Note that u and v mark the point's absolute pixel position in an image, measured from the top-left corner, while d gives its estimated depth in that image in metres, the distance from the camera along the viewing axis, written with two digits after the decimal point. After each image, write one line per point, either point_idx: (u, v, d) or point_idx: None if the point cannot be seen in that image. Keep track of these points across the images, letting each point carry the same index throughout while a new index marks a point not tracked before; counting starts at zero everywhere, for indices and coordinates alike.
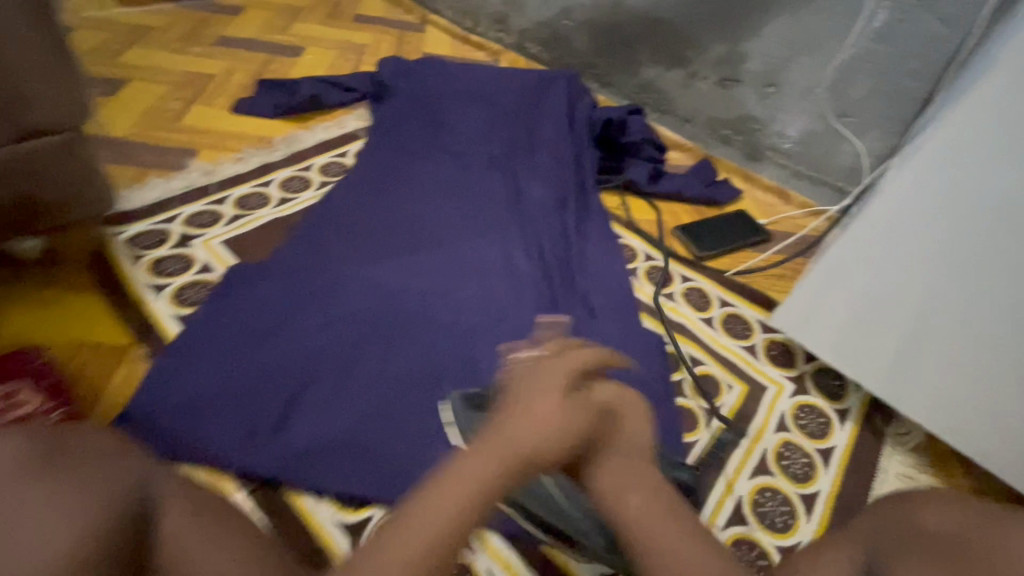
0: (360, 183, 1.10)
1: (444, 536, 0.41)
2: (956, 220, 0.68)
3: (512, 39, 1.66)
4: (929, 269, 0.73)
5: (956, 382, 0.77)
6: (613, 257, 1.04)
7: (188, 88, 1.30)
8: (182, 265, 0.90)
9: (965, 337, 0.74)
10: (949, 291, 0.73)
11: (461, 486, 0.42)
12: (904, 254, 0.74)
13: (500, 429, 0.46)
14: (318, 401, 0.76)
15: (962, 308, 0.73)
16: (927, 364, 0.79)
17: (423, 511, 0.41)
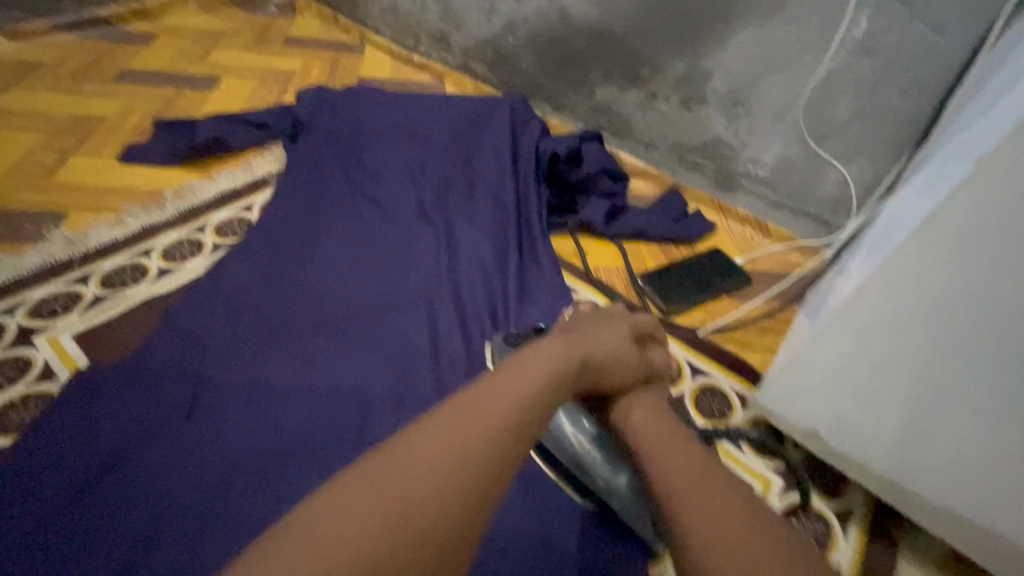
0: (260, 243, 0.92)
1: (523, 403, 0.44)
2: (996, 303, 0.47)
3: (456, 59, 1.50)
4: (945, 363, 0.53)
5: (995, 507, 0.57)
6: (559, 325, 0.87)
7: (69, 136, 1.12)
8: (17, 370, 0.72)
9: (997, 453, 0.54)
10: (974, 392, 0.53)
11: (547, 367, 0.48)
12: (918, 332, 0.54)
13: (576, 339, 0.54)
14: (166, 567, 0.59)
15: (997, 420, 0.52)
16: (949, 479, 0.59)
17: (514, 381, 0.46)
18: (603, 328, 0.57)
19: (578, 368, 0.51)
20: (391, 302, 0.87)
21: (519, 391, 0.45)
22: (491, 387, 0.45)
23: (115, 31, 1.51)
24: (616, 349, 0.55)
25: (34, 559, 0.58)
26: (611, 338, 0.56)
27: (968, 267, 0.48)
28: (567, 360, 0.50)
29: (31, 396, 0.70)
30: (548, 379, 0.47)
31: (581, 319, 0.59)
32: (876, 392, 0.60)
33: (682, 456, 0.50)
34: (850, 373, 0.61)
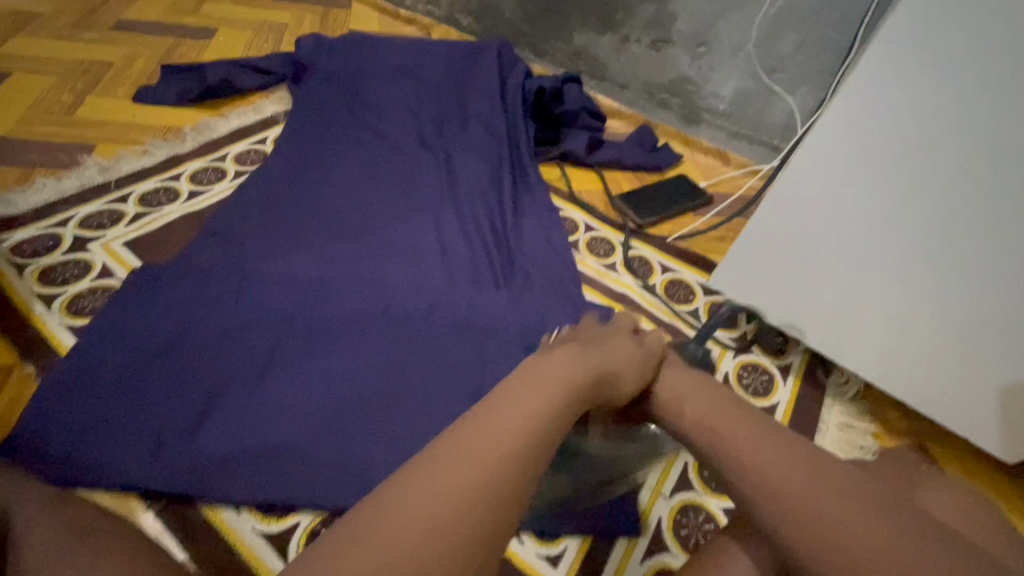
0: (279, 168, 1.02)
1: (525, 439, 0.42)
2: (892, 158, 0.63)
3: (441, 11, 1.59)
4: (859, 222, 0.69)
5: (900, 332, 0.74)
6: (548, 233, 1.01)
7: (81, 78, 1.19)
8: (80, 270, 0.82)
9: (901, 282, 0.70)
10: (879, 236, 0.69)
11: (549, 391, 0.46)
12: (835, 199, 0.69)
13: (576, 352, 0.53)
14: (233, 408, 0.70)
15: (896, 262, 0.69)
16: (865, 319, 0.76)
17: (514, 412, 0.43)
18: (605, 339, 0.57)
19: (584, 381, 0.49)
20: (401, 215, 0.99)
21: (520, 420, 0.42)
22: (486, 423, 0.42)
23: None
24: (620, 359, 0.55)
25: (119, 406, 0.68)
26: (614, 350, 0.55)
27: (874, 137, 0.63)
28: (572, 381, 0.48)
29: (96, 288, 0.81)
30: (553, 402, 0.45)
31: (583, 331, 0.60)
32: (809, 258, 0.76)
33: (683, 385, 0.57)
34: (789, 245, 0.77)
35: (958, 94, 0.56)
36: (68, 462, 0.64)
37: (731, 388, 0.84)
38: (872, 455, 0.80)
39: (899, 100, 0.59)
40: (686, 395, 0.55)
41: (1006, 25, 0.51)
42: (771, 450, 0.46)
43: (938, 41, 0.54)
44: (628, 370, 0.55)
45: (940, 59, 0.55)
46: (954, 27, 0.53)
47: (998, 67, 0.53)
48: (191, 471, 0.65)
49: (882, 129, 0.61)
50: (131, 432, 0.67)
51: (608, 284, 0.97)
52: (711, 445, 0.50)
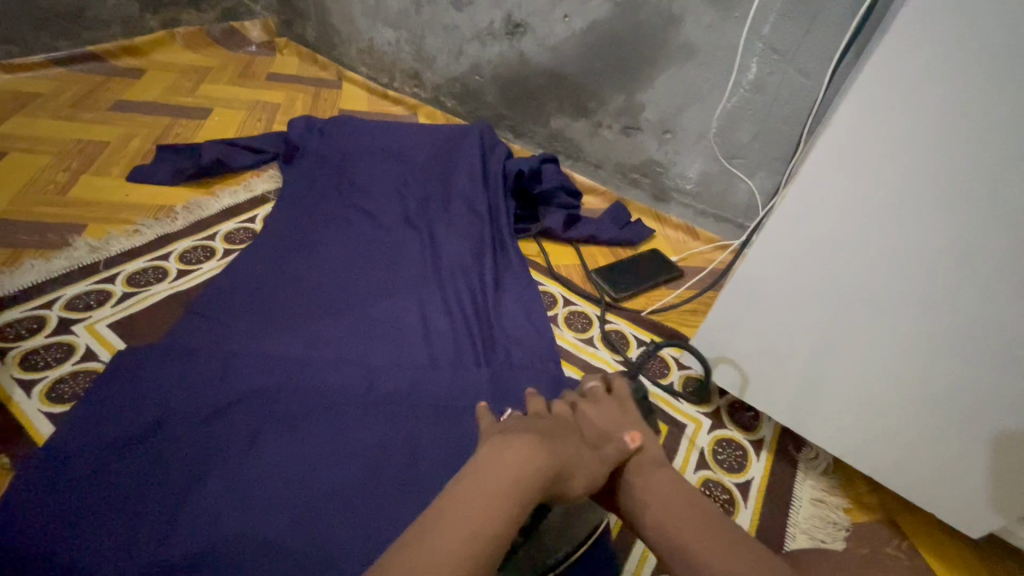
0: (268, 248, 1.06)
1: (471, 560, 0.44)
2: (843, 248, 0.68)
3: (427, 94, 1.70)
4: (821, 304, 0.74)
5: (867, 408, 0.77)
6: (529, 310, 1.05)
7: (77, 157, 1.23)
8: (62, 353, 0.83)
9: (866, 361, 0.74)
10: (839, 316, 0.73)
11: (463, 536, 0.45)
12: (797, 281, 0.74)
13: (523, 458, 0.52)
14: (215, 497, 0.70)
15: (861, 339, 0.73)
16: (836, 394, 0.79)
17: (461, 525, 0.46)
18: (562, 435, 0.58)
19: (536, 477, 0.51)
20: (385, 292, 1.03)
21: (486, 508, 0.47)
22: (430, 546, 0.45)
23: (106, 65, 1.63)
24: (572, 460, 0.56)
25: (95, 499, 0.67)
26: (567, 446, 0.57)
27: (827, 230, 0.68)
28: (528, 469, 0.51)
29: (78, 372, 0.81)
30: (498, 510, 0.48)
31: (542, 423, 0.60)
32: (782, 335, 0.80)
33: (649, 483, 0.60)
34: (759, 321, 0.81)
35: (902, 191, 0.60)
36: (39, 562, 0.62)
37: (706, 463, 0.86)
38: (845, 531, 0.81)
39: (846, 200, 0.64)
40: (657, 501, 0.58)
41: (932, 141, 0.56)
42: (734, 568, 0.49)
43: (876, 150, 0.60)
44: (582, 467, 0.56)
45: (880, 164, 0.60)
46: (889, 139, 0.58)
47: (933, 175, 0.57)
48: (165, 567, 0.63)
49: (832, 222, 0.67)
50: (108, 525, 0.66)
51: (586, 359, 1.00)
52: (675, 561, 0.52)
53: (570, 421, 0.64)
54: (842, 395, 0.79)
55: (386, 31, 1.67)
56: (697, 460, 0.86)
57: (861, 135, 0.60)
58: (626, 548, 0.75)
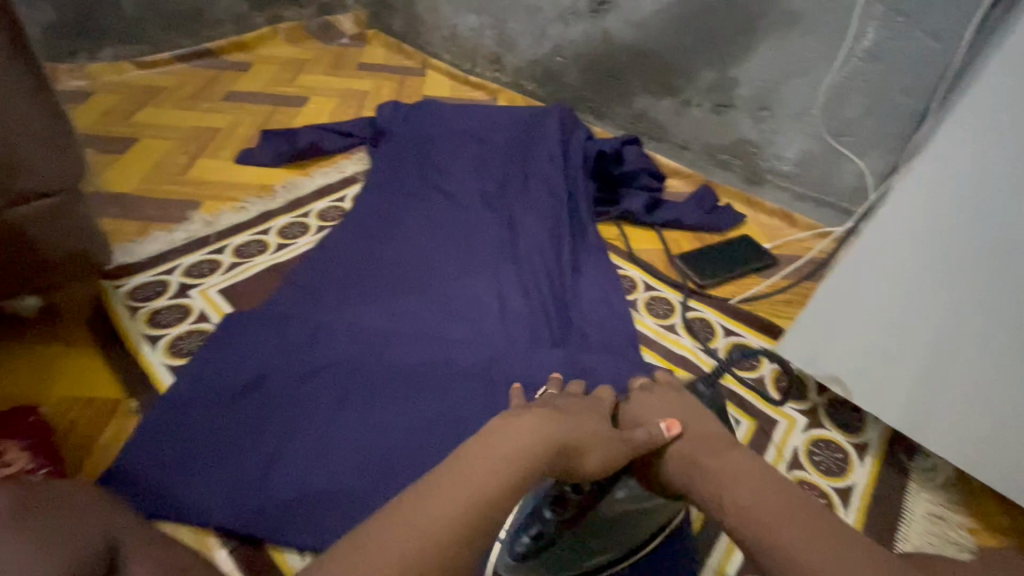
0: (355, 226, 1.11)
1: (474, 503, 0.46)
2: (980, 229, 0.59)
3: (508, 78, 1.70)
4: (947, 295, 0.64)
5: (1001, 418, 0.67)
6: (606, 292, 1.02)
7: (195, 142, 1.36)
8: (180, 314, 0.90)
9: (1003, 363, 0.63)
10: (969, 310, 0.63)
11: (477, 480, 0.47)
12: (918, 269, 0.65)
13: (532, 430, 0.53)
14: (304, 454, 0.74)
15: (998, 337, 0.62)
16: (960, 401, 0.69)
17: (476, 470, 0.48)
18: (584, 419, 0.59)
19: (550, 447, 0.52)
20: (464, 271, 1.04)
21: (503, 459, 0.49)
22: (442, 486, 0.47)
23: (220, 60, 1.79)
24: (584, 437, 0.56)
25: (206, 445, 0.74)
26: (587, 424, 0.58)
27: (960, 208, 0.59)
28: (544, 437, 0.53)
29: (193, 331, 0.88)
30: (511, 468, 0.49)
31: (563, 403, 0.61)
32: (876, 362, 0.74)
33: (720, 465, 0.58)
34: (866, 315, 0.72)
35: None
36: (160, 497, 0.69)
37: (799, 463, 0.79)
38: (969, 554, 0.72)
39: (988, 171, 0.56)
40: (724, 475, 0.56)
41: None
42: (809, 524, 0.49)
43: None
44: (599, 448, 0.57)
45: None
46: None
47: None
48: (262, 512, 0.69)
49: (968, 198, 0.58)
50: (215, 469, 0.72)
51: (666, 346, 0.96)
52: (751, 528, 0.51)
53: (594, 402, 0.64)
54: (968, 401, 0.68)
55: (470, 17, 1.70)
56: (789, 459, 0.79)
57: (999, 104, 0.53)
58: (707, 543, 0.71)
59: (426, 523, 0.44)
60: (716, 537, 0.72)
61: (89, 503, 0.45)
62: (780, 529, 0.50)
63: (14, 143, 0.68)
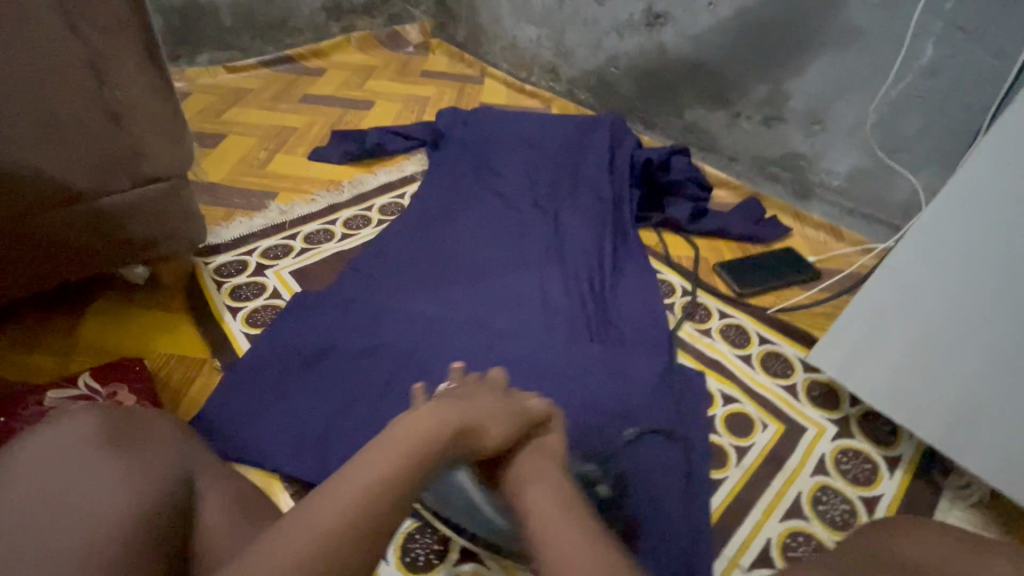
0: (412, 221, 1.20)
1: (349, 521, 0.41)
2: (1015, 246, 0.62)
3: (563, 87, 1.77)
4: (982, 310, 0.67)
5: None
6: (645, 293, 1.06)
7: (275, 140, 1.51)
8: (256, 290, 1.01)
9: None
10: (1005, 324, 0.66)
11: (362, 485, 0.43)
12: (954, 284, 0.68)
13: (413, 428, 0.48)
14: (358, 419, 0.83)
15: None
16: (998, 416, 0.71)
17: (351, 481, 0.43)
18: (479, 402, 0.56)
19: (429, 449, 0.47)
20: (509, 266, 1.11)
21: (405, 454, 0.45)
22: (324, 497, 0.42)
23: (299, 66, 1.95)
24: (484, 418, 0.54)
25: (274, 403, 0.84)
26: (472, 410, 0.54)
27: (995, 226, 0.63)
28: (415, 441, 0.47)
29: (267, 305, 0.99)
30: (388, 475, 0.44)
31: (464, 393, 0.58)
32: (915, 383, 0.77)
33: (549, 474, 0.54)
34: (903, 329, 0.75)
35: None
36: (234, 444, 0.79)
37: (825, 469, 0.81)
38: None
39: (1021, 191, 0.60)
40: (539, 485, 0.52)
41: None
42: (580, 550, 0.44)
43: None
44: (495, 425, 0.54)
45: None
46: None
47: None
48: (320, 466, 0.78)
49: (1003, 216, 0.62)
50: (281, 425, 0.82)
51: (700, 348, 0.98)
52: (544, 544, 0.47)
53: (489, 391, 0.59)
54: (1006, 417, 0.70)
55: (528, 29, 1.78)
56: (815, 465, 0.81)
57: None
58: (725, 534, 0.74)
59: (318, 524, 0.40)
60: (735, 529, 0.74)
61: (171, 439, 0.53)
62: (549, 544, 0.46)
63: (140, 135, 0.79)
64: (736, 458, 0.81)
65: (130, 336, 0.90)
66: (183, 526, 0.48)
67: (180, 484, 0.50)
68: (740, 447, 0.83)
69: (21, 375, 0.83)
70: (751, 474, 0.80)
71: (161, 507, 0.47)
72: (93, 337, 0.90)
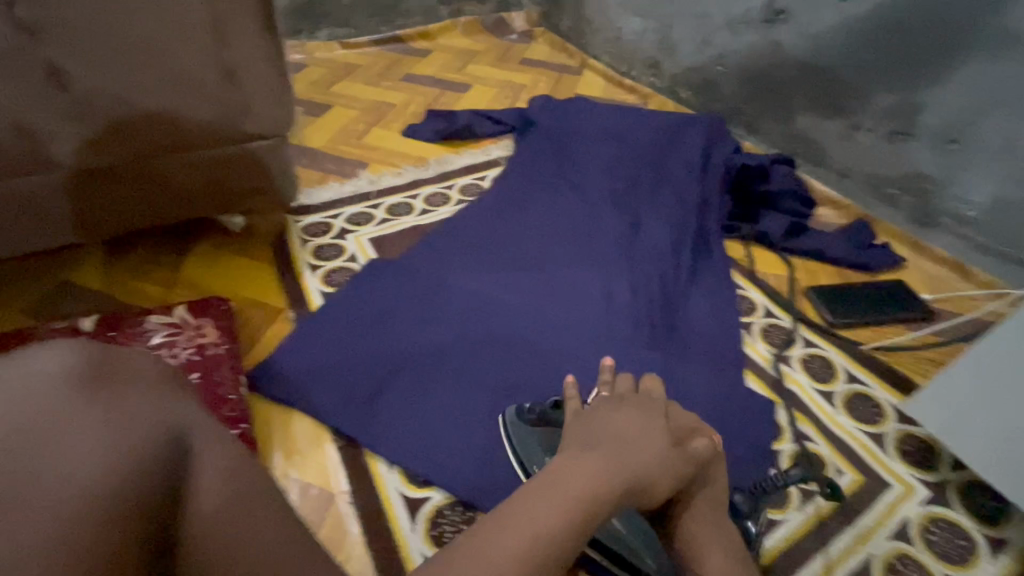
0: (488, 204, 1.21)
1: (536, 545, 0.40)
2: None
3: (663, 84, 1.69)
4: None
5: None
6: (721, 312, 0.98)
7: (373, 114, 1.58)
8: (335, 252, 1.07)
9: None
10: None
11: (547, 512, 0.42)
12: None
13: (597, 464, 0.47)
14: (409, 385, 0.85)
15: None
16: None
17: (531, 516, 0.41)
18: (641, 438, 0.53)
19: (612, 491, 0.46)
20: (578, 259, 1.07)
21: (582, 495, 0.44)
22: (510, 527, 0.40)
23: (405, 46, 2.03)
24: (655, 464, 0.52)
25: (332, 357, 0.87)
26: (645, 446, 0.52)
27: None
28: (603, 476, 0.46)
29: (342, 267, 1.04)
30: (574, 507, 0.43)
31: (620, 415, 0.56)
32: None
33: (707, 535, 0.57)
34: None
35: None
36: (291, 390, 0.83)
37: (907, 536, 0.70)
38: None
39: None
40: (706, 530, 0.58)
41: None
42: None
43: None
44: (665, 474, 0.52)
45: None
46: None
47: None
48: (366, 424, 0.80)
49: None
50: (334, 379, 0.85)
51: (775, 375, 0.89)
52: None
53: (653, 412, 0.59)
54: None
55: (634, 21, 1.72)
56: (896, 528, 0.71)
57: None
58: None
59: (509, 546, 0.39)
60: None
61: (162, 389, 0.38)
62: None
63: (250, 93, 0.83)
64: (800, 500, 0.73)
65: (220, 280, 0.98)
66: (165, 507, 0.33)
67: (172, 454, 0.35)
68: (805, 490, 0.74)
69: (130, 299, 0.93)
70: (813, 523, 0.71)
71: (141, 488, 0.32)
72: (193, 275, 0.98)
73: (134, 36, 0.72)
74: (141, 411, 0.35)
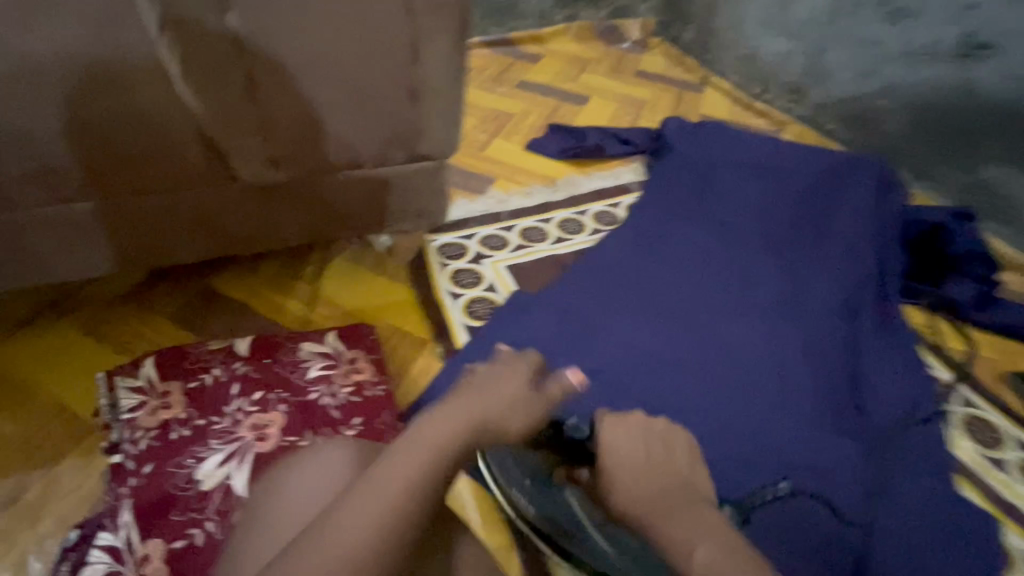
0: (629, 238, 1.11)
1: (393, 510, 0.45)
2: None
3: (805, 112, 1.54)
4: None
5: None
6: (909, 390, 0.89)
7: (492, 123, 1.51)
8: (473, 279, 1.00)
9: None
10: None
11: (396, 475, 0.47)
12: None
13: (432, 421, 0.53)
14: None
15: None
16: None
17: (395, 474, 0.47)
18: (496, 388, 0.61)
19: (454, 442, 0.52)
20: (739, 316, 0.99)
21: (417, 446, 0.49)
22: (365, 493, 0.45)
23: (515, 49, 1.94)
24: (502, 411, 0.59)
25: None
26: (495, 396, 0.60)
27: None
28: (444, 430, 0.52)
29: (483, 299, 0.97)
30: (425, 460, 0.49)
31: (479, 378, 0.63)
32: None
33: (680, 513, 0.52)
34: None
35: None
36: None
37: None
38: None
39: None
40: (676, 521, 0.51)
41: None
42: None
43: None
44: (497, 409, 0.58)
45: None
46: None
47: None
48: None
49: None
50: None
51: (998, 490, 0.81)
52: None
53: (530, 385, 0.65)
54: None
55: (777, 42, 1.56)
56: None
57: None
58: None
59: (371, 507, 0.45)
60: None
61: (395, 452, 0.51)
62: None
63: (427, 116, 0.76)
64: None
65: (361, 302, 0.93)
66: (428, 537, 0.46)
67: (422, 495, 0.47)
68: None
69: (270, 313, 0.88)
70: None
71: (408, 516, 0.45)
72: (332, 292, 0.93)
73: (319, 55, 0.65)
74: (386, 469, 0.47)
